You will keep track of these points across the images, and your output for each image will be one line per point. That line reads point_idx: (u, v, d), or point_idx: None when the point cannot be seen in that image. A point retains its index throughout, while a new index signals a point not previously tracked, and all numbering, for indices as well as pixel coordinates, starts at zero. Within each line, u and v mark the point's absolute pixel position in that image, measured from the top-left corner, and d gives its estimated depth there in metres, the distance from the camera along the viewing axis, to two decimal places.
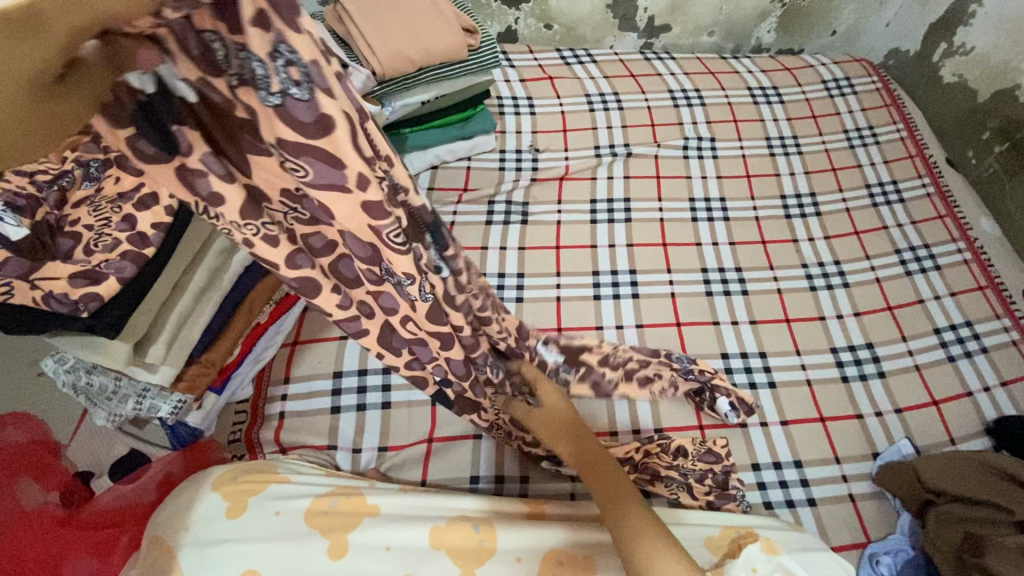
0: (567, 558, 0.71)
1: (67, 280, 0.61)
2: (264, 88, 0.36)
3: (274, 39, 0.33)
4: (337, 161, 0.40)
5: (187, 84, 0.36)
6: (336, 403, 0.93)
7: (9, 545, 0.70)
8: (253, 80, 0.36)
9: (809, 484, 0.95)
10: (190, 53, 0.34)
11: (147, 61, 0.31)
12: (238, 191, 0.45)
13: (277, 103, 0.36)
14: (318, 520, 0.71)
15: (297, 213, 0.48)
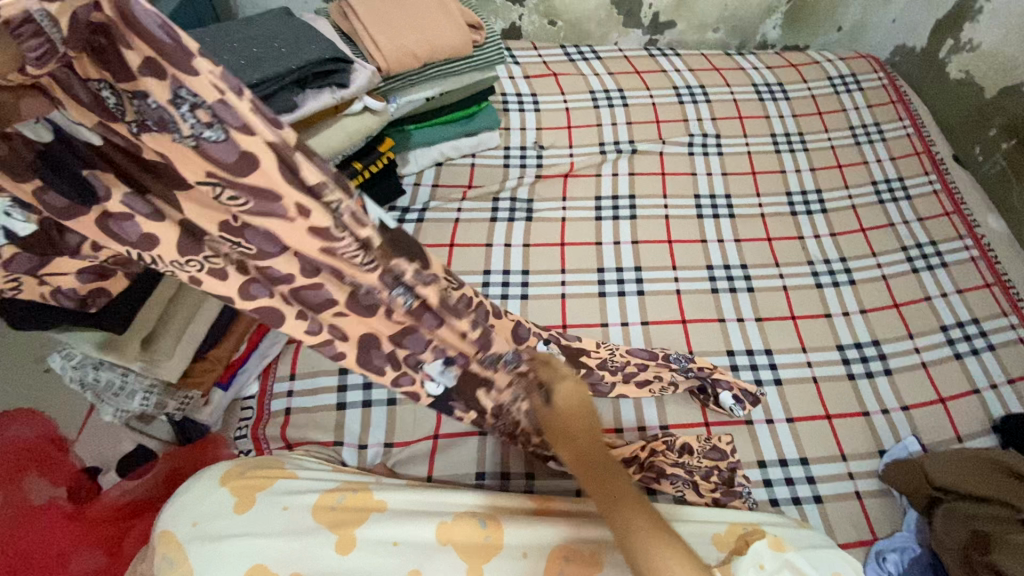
0: (574, 555, 0.72)
1: (74, 275, 0.59)
2: (178, 133, 0.40)
3: (172, 85, 0.38)
4: (272, 195, 0.44)
5: (88, 130, 0.42)
6: (342, 400, 0.93)
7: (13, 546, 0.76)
8: (165, 126, 0.40)
9: (816, 481, 0.95)
10: (82, 100, 0.40)
11: (35, 108, 0.40)
12: (170, 228, 0.49)
13: (194, 144, 0.41)
14: (326, 515, 0.72)
15: (241, 247, 0.50)
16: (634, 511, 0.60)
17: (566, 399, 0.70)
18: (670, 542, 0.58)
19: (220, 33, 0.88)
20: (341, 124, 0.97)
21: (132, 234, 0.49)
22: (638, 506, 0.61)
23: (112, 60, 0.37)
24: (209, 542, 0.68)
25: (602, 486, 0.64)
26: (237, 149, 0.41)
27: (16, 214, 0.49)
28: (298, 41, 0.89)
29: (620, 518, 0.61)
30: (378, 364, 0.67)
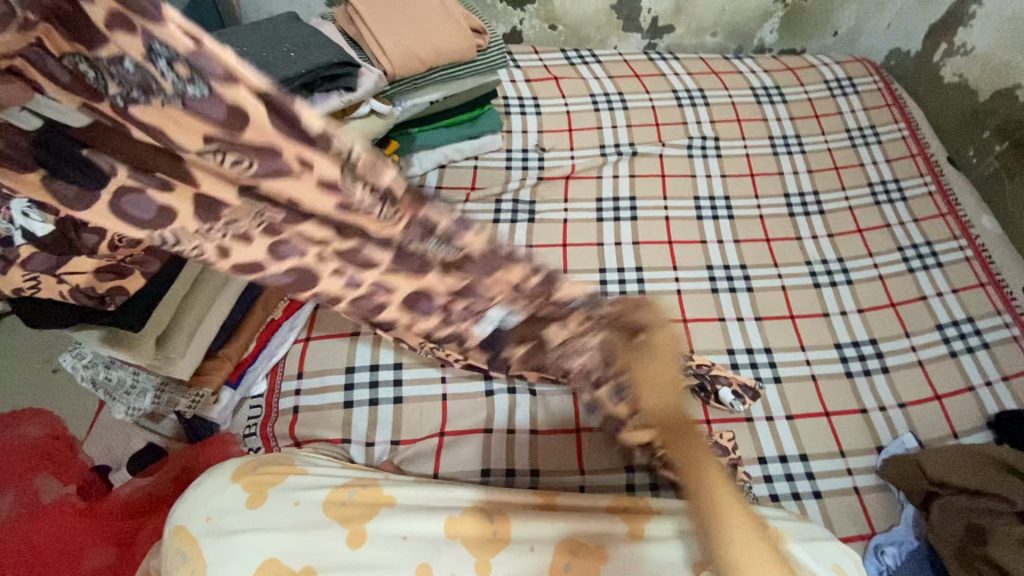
0: (580, 548, 0.73)
1: (92, 274, 0.62)
2: (161, 91, 0.40)
3: (143, 38, 0.38)
4: (271, 149, 0.43)
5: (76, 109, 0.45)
6: (349, 398, 0.94)
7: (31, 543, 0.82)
8: (149, 87, 0.41)
9: (815, 477, 0.97)
10: (64, 81, 0.43)
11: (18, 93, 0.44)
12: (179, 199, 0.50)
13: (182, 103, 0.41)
14: (337, 510, 0.73)
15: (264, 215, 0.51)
16: (719, 491, 0.58)
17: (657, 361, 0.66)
18: (755, 539, 0.56)
19: (229, 36, 0.90)
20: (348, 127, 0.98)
21: (149, 210, 0.50)
22: (723, 487, 0.59)
23: (76, 23, 0.38)
24: (221, 537, 0.70)
25: (685, 452, 0.61)
26: (223, 103, 0.40)
27: (33, 214, 0.53)
28: (308, 46, 0.90)
29: (700, 491, 0.59)
30: (428, 309, 0.68)
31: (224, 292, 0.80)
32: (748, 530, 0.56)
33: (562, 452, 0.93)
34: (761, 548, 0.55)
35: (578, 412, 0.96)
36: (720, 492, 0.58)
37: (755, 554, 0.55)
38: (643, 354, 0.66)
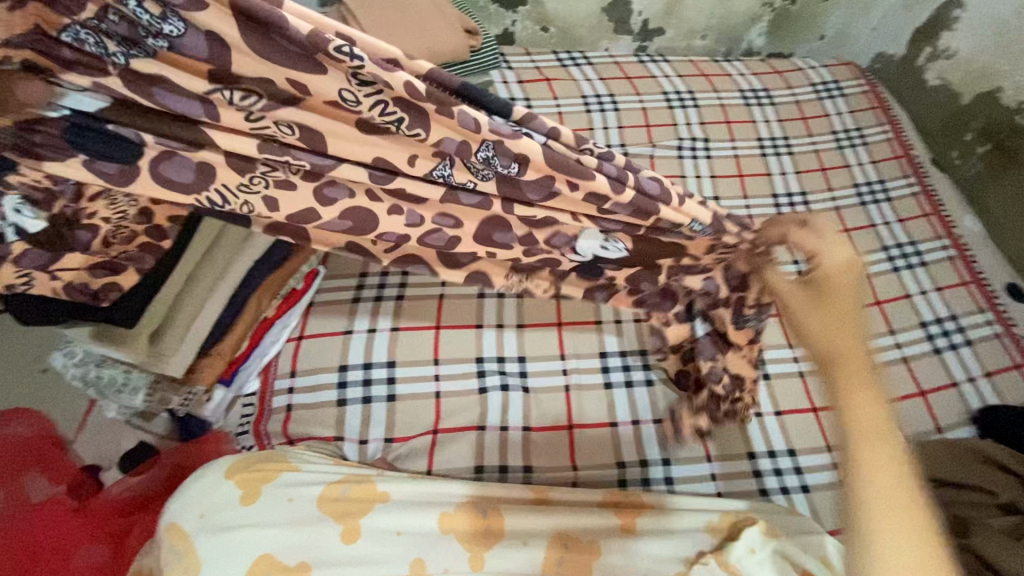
0: (573, 542, 0.74)
1: (86, 271, 0.68)
2: (150, 36, 0.46)
3: None
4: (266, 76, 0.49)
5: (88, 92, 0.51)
6: (342, 396, 0.94)
7: (25, 541, 0.83)
8: (139, 35, 0.46)
9: (803, 471, 0.98)
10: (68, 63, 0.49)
11: (33, 90, 0.50)
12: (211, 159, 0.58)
13: (172, 42, 0.47)
14: (331, 506, 0.74)
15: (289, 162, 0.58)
16: (877, 438, 0.67)
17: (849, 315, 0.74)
18: (904, 493, 0.64)
19: None
20: None
21: (186, 176, 0.59)
22: (887, 440, 0.67)
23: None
24: (216, 533, 0.70)
25: (859, 397, 0.69)
26: (200, 34, 0.46)
27: (26, 210, 0.59)
28: None
29: (882, 434, 0.66)
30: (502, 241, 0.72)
31: (217, 285, 0.78)
32: (896, 476, 0.65)
33: (555, 449, 0.94)
34: (905, 500, 0.64)
35: (570, 409, 0.97)
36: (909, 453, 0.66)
37: (880, 488, 0.65)
38: (830, 300, 0.76)
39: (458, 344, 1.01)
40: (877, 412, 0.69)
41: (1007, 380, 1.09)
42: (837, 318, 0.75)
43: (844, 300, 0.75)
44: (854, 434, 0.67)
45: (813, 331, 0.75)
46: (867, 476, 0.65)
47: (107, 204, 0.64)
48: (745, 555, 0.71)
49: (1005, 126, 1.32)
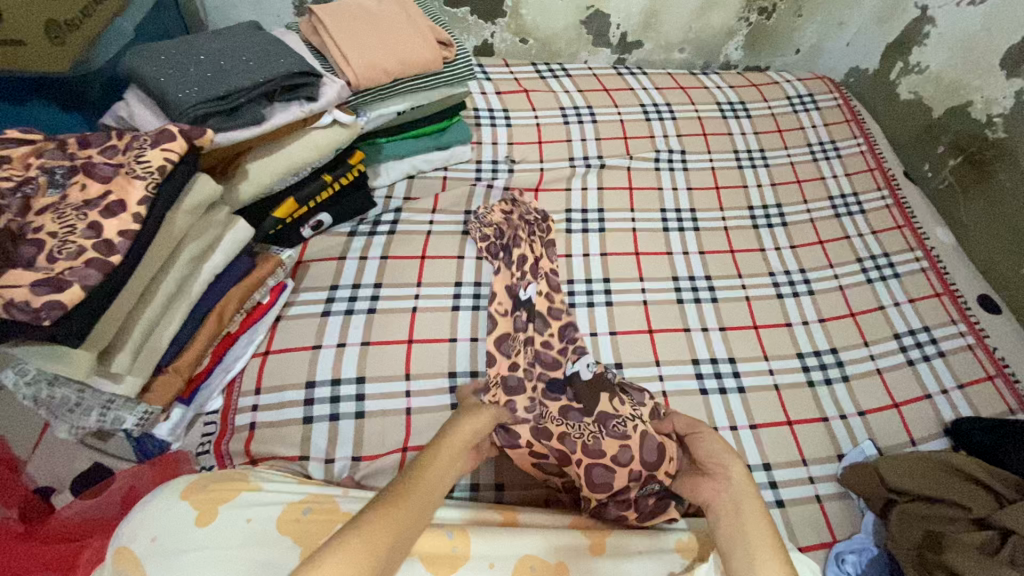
0: (540, 564, 0.72)
1: (29, 287, 0.59)
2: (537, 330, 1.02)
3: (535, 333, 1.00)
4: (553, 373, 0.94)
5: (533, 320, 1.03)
6: (309, 413, 0.92)
7: None
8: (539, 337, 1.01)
9: (778, 486, 0.98)
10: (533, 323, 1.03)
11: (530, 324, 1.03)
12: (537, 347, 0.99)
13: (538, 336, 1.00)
14: (290, 526, 0.72)
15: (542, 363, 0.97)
16: (755, 516, 0.65)
17: (737, 466, 0.71)
18: (769, 547, 0.62)
19: (184, 45, 0.88)
20: (310, 138, 0.96)
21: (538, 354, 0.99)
22: (750, 519, 0.65)
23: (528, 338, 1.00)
24: (168, 555, 0.67)
25: (747, 500, 0.67)
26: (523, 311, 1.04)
27: None
28: (268, 56, 0.89)
29: (744, 519, 0.65)
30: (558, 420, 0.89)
31: (175, 304, 0.78)
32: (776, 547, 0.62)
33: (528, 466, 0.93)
34: (779, 562, 0.61)
35: None
36: (740, 525, 0.65)
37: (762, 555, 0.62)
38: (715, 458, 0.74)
39: (429, 358, 1.01)
40: (752, 506, 0.66)
41: (979, 392, 1.09)
42: (719, 475, 0.72)
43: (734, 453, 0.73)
44: (726, 524, 0.66)
45: (735, 476, 0.70)
46: (731, 550, 0.63)
47: (55, 218, 0.64)
48: None
49: (976, 139, 1.33)
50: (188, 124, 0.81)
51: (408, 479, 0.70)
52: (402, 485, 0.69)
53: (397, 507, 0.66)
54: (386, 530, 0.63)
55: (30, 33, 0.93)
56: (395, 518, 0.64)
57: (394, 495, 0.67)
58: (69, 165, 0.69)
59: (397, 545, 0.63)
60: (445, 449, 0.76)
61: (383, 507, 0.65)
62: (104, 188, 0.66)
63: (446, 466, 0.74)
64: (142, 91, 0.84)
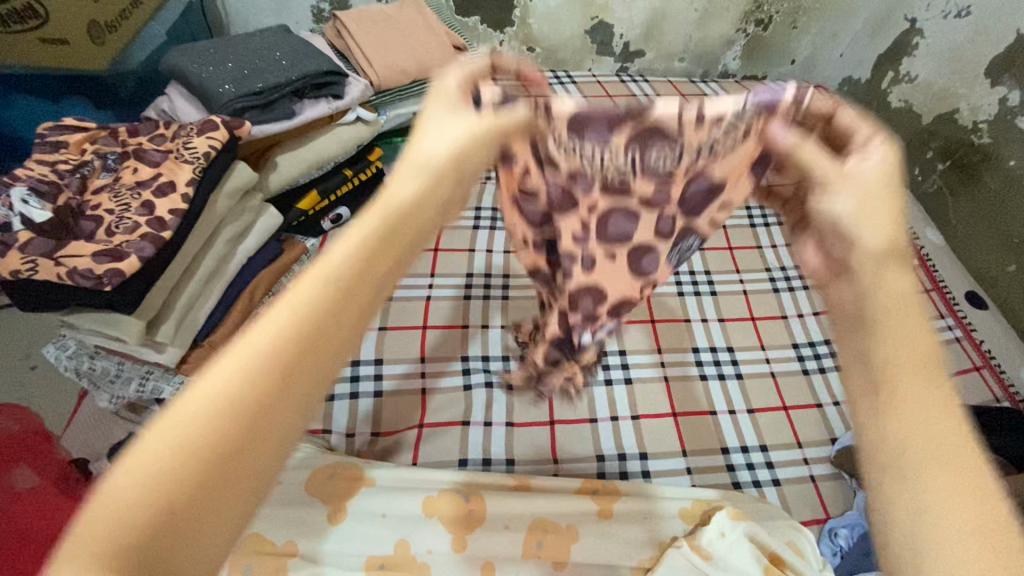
0: (552, 526, 0.78)
1: (90, 256, 0.65)
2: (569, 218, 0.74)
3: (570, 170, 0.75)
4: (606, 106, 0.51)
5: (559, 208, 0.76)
6: (331, 392, 1.00)
7: (18, 521, 0.77)
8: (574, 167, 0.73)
9: (774, 465, 1.03)
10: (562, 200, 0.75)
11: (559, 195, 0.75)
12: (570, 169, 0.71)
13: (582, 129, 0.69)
14: (319, 487, 0.78)
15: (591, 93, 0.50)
16: (915, 370, 0.35)
17: (891, 266, 0.38)
18: (942, 433, 0.33)
19: (222, 43, 0.94)
20: (336, 132, 1.03)
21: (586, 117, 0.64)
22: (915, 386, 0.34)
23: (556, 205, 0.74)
24: None
25: (909, 334, 0.36)
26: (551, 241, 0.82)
27: (34, 200, 0.66)
28: (299, 55, 0.96)
29: (880, 348, 0.36)
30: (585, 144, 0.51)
31: (213, 281, 0.84)
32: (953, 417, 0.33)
33: (538, 442, 0.99)
34: (965, 471, 0.32)
35: (551, 406, 1.02)
36: (901, 413, 0.34)
37: (953, 510, 0.31)
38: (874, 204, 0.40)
39: (442, 343, 1.06)
40: (914, 348, 0.35)
41: (966, 381, 1.15)
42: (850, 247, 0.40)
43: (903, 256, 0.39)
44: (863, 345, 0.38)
45: (865, 275, 0.38)
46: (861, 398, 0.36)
47: (112, 196, 0.70)
48: (715, 538, 0.76)
49: (963, 145, 1.39)
50: (228, 116, 0.87)
51: (254, 349, 0.30)
52: (244, 358, 0.30)
53: (240, 414, 0.29)
54: (218, 484, 0.28)
55: (74, 34, 0.99)
56: (225, 447, 0.28)
57: (211, 401, 0.28)
58: (120, 151, 0.75)
59: (237, 488, 0.29)
60: (362, 253, 0.35)
61: (173, 430, 0.27)
62: (155, 171, 0.72)
63: (366, 283, 0.36)
64: (183, 87, 0.91)
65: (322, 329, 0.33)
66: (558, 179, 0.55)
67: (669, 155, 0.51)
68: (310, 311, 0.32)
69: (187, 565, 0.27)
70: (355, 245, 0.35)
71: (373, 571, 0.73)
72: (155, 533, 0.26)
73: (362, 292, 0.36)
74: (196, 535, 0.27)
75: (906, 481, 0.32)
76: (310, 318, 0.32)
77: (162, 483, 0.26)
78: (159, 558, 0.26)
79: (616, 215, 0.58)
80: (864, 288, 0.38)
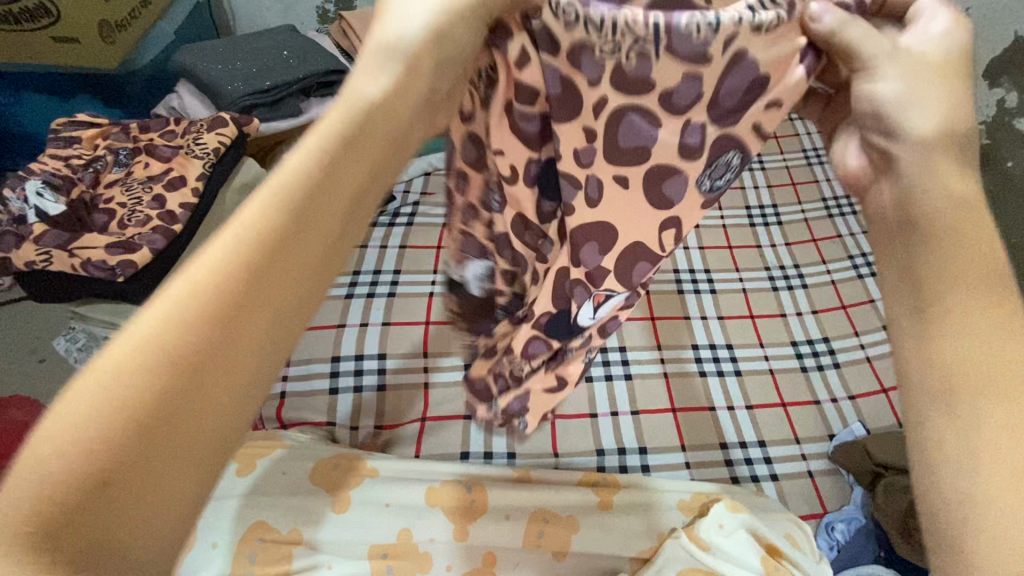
0: (553, 517, 0.79)
1: (104, 248, 0.66)
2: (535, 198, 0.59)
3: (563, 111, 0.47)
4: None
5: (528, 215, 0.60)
6: (335, 385, 1.01)
7: None
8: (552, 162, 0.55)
9: (772, 461, 1.04)
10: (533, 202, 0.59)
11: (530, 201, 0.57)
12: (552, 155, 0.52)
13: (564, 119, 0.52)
14: (323, 478, 0.79)
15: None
16: (974, 286, 0.33)
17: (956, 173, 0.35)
18: (1004, 351, 0.32)
19: (231, 42, 0.96)
20: None
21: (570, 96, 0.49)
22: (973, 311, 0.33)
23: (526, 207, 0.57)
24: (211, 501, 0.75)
25: (977, 247, 0.34)
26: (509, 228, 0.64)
27: (48, 193, 0.69)
28: (307, 54, 0.96)
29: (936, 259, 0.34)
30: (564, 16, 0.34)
31: None
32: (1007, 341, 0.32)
33: (538, 436, 1.01)
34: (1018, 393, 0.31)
35: None
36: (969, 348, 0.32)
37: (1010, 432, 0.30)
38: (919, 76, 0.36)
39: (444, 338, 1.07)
40: (981, 267, 0.33)
41: None
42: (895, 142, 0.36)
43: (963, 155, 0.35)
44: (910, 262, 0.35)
45: (918, 175, 0.35)
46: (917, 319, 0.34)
47: (124, 190, 0.72)
48: (714, 530, 0.77)
49: None
50: (236, 114, 0.90)
51: (167, 308, 0.26)
52: (157, 318, 0.26)
53: (149, 383, 0.25)
54: (137, 465, 0.24)
55: (85, 36, 0.98)
56: (175, 381, 0.25)
57: (114, 373, 0.24)
58: (132, 146, 0.77)
59: (185, 433, 0.25)
60: (293, 182, 0.30)
61: (70, 410, 0.23)
62: (166, 166, 0.74)
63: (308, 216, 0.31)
64: (192, 85, 0.93)
65: (282, 246, 0.29)
66: (557, 62, 0.36)
67: (703, 15, 0.32)
68: (226, 258, 0.28)
69: (135, 524, 0.24)
70: (314, 152, 0.31)
71: (376, 560, 0.75)
72: (69, 528, 0.23)
73: (334, 206, 0.31)
74: (132, 523, 0.24)
75: (958, 403, 0.31)
76: (238, 263, 0.28)
77: (64, 476, 0.23)
78: (100, 508, 0.23)
79: (629, 119, 0.37)
80: (913, 185, 0.35)
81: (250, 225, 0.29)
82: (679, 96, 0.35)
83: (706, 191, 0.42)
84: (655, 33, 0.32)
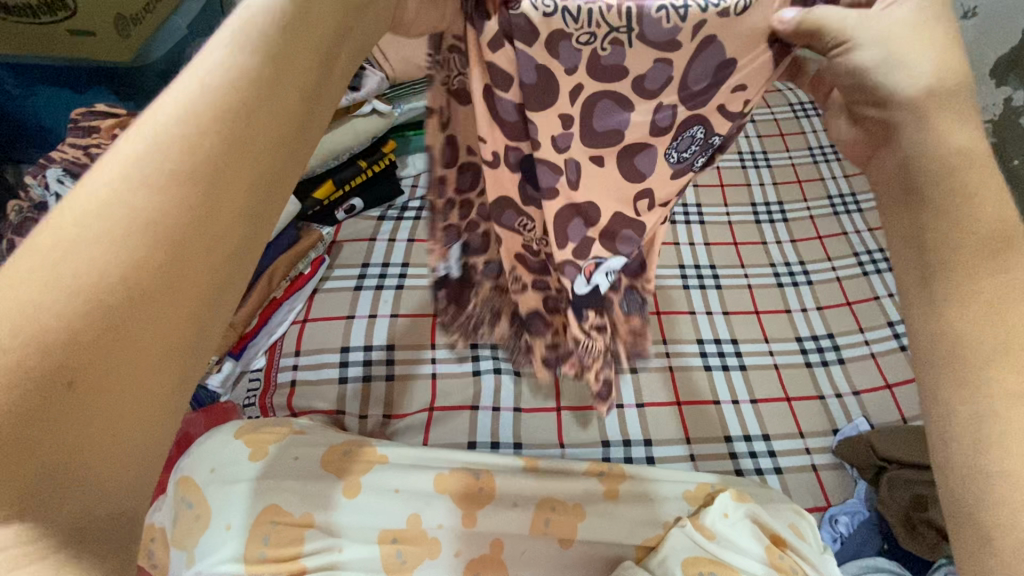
0: (560, 505, 0.81)
1: None
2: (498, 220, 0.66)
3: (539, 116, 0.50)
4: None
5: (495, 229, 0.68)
6: (344, 374, 1.03)
7: None
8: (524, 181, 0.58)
9: (776, 454, 1.05)
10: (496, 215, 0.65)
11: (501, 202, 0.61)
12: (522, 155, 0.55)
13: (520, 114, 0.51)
14: (334, 463, 0.81)
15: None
16: (985, 246, 0.38)
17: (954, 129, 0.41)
18: (1014, 324, 0.36)
19: None
20: (352, 125, 1.07)
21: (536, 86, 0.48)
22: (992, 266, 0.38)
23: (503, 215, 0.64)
24: (226, 484, 0.77)
25: (989, 199, 0.39)
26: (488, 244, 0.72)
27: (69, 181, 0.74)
28: None
29: (936, 219, 0.40)
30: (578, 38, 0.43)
31: None
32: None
33: (544, 427, 1.02)
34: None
35: (558, 392, 1.05)
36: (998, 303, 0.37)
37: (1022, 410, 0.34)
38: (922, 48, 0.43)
39: None
40: (997, 219, 0.38)
41: None
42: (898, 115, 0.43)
43: (964, 111, 0.41)
44: (918, 220, 0.41)
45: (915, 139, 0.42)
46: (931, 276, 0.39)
47: None
48: (719, 519, 0.78)
49: None
50: None
51: (113, 191, 0.27)
52: (98, 208, 0.27)
53: (107, 259, 0.26)
54: (105, 330, 0.26)
55: (99, 28, 0.98)
56: (139, 257, 0.27)
57: (65, 243, 0.26)
58: None
59: (156, 308, 0.27)
60: (236, 74, 0.31)
61: (21, 278, 0.25)
62: None
63: (260, 107, 0.31)
64: None
65: (239, 132, 0.31)
66: (534, 50, 0.44)
67: (670, 6, 0.41)
68: (173, 141, 0.29)
69: (100, 409, 0.26)
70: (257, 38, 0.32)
71: (386, 544, 0.76)
72: (34, 405, 0.25)
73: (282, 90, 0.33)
74: (114, 392, 0.26)
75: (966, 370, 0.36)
76: (189, 145, 0.29)
77: (21, 351, 0.24)
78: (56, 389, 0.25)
79: (600, 102, 0.48)
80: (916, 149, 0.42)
81: (200, 108, 0.30)
82: (651, 79, 0.45)
83: (674, 163, 0.54)
84: (627, 24, 0.42)
